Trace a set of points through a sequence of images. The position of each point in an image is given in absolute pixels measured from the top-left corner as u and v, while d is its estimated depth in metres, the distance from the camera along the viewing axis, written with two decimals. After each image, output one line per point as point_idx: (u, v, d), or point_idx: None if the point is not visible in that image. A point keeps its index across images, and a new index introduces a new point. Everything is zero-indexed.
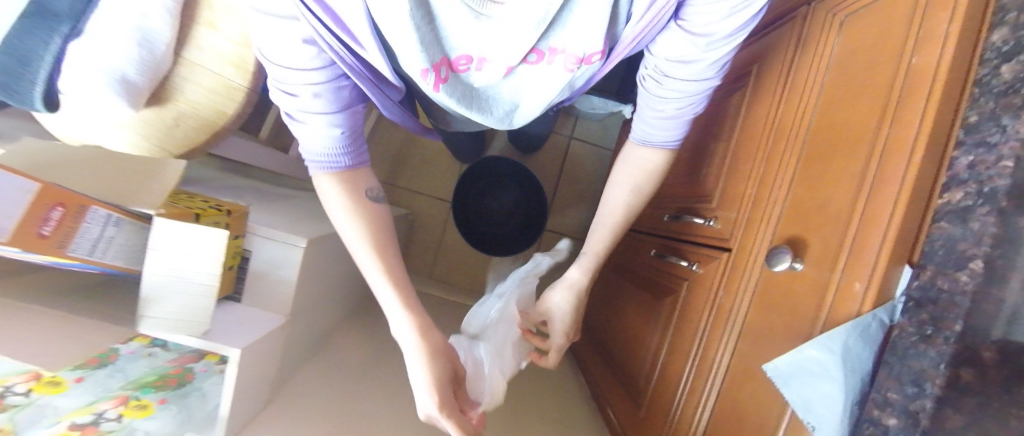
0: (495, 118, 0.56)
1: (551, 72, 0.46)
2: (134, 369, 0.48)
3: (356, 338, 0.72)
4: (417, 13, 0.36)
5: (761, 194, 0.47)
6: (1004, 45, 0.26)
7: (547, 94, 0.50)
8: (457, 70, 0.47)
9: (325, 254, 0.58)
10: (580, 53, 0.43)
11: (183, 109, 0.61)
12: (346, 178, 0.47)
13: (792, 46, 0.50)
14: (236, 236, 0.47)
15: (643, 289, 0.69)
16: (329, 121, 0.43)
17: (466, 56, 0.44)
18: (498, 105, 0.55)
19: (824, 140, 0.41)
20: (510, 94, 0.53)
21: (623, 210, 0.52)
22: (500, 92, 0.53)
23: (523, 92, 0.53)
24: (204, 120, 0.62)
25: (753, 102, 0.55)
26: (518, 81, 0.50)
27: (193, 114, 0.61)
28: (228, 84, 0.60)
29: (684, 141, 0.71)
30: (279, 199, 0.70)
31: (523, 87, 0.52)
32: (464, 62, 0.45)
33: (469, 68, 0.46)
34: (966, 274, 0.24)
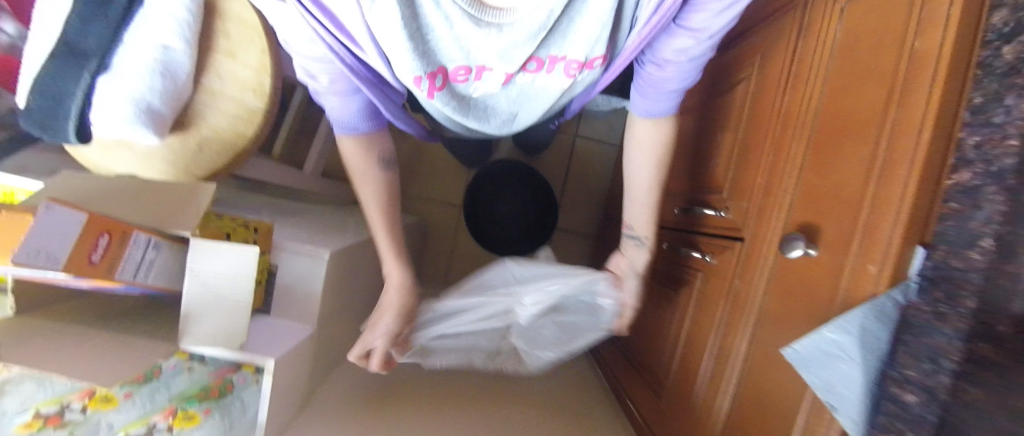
0: (493, 125, 0.59)
1: (551, 79, 0.48)
2: (178, 383, 0.51)
3: None
4: (411, 26, 0.37)
5: (772, 183, 0.48)
6: (1004, 27, 0.27)
7: (542, 95, 0.52)
8: (454, 81, 0.48)
9: (347, 264, 0.60)
10: (582, 59, 0.45)
11: (207, 134, 0.62)
12: (361, 143, 0.52)
13: (793, 34, 0.50)
14: (264, 252, 0.49)
15: (659, 282, 0.70)
16: (344, 96, 0.48)
17: (464, 68, 0.45)
18: (495, 114, 0.57)
19: (830, 127, 0.41)
20: (507, 103, 0.55)
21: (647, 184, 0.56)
22: (499, 101, 0.54)
23: (522, 100, 0.54)
24: (226, 143, 0.64)
25: (758, 93, 0.55)
26: (519, 91, 0.52)
27: (216, 138, 0.63)
28: (246, 107, 0.63)
29: (691, 133, 0.72)
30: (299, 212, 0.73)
31: (523, 96, 0.53)
32: (462, 73, 0.46)
33: (467, 80, 0.47)
34: (977, 252, 0.25)
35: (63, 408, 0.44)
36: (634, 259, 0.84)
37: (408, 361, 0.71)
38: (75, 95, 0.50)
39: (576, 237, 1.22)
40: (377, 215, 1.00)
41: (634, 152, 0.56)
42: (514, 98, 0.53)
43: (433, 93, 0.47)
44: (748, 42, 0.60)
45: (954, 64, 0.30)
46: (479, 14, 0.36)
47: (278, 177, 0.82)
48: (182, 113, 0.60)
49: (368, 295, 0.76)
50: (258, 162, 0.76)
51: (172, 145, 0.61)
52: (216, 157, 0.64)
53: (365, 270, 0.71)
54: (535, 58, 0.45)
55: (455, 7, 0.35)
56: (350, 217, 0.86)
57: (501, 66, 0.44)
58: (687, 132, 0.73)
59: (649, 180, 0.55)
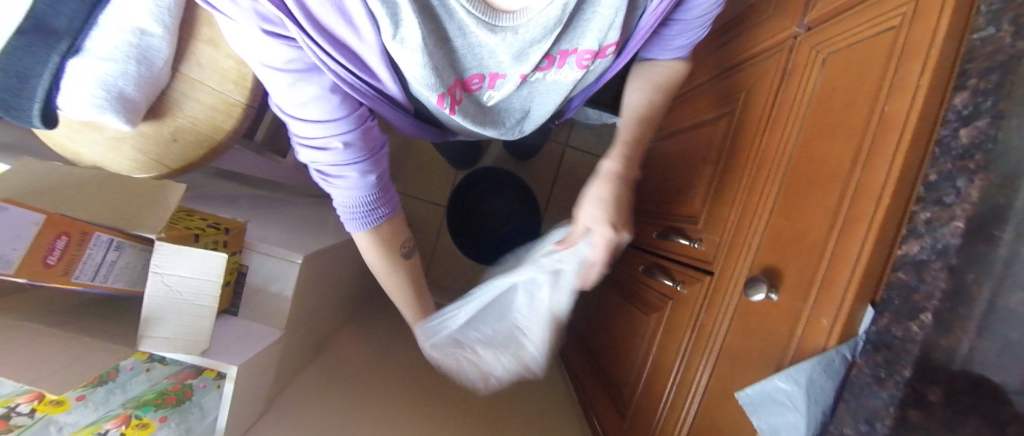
0: (507, 127, 0.59)
1: (566, 73, 0.49)
2: (135, 385, 0.47)
3: (350, 347, 0.74)
4: (429, 41, 0.37)
5: (744, 220, 0.49)
6: (963, 109, 0.28)
7: (556, 90, 0.52)
8: (469, 89, 0.48)
9: (320, 268, 0.59)
10: (596, 47, 0.44)
11: (182, 125, 0.60)
12: (375, 235, 0.50)
13: (777, 77, 0.52)
14: (233, 253, 0.48)
15: (631, 302, 0.71)
16: (334, 128, 0.41)
17: (478, 75, 0.46)
18: (509, 113, 0.57)
19: (802, 175, 0.43)
20: (522, 102, 0.55)
21: (643, 106, 0.56)
22: (509, 103, 0.54)
23: (535, 97, 0.54)
24: (202, 135, 0.62)
25: (739, 128, 0.57)
26: (531, 88, 0.52)
27: (192, 129, 0.61)
28: (225, 100, 0.61)
29: (674, 158, 0.73)
30: (275, 207, 0.71)
31: (536, 93, 0.53)
32: (476, 81, 0.47)
33: (481, 87, 0.48)
34: (916, 324, 0.27)
35: (9, 412, 0.38)
36: (610, 276, 0.86)
37: (377, 367, 0.70)
38: (43, 77, 0.48)
39: None
40: None
41: (634, 84, 0.57)
42: (523, 96, 0.54)
43: (455, 107, 0.47)
44: (736, 75, 0.62)
45: (917, 132, 0.31)
46: (493, 20, 0.36)
47: (258, 168, 0.80)
48: (157, 100, 0.58)
49: (341, 296, 0.75)
50: (236, 152, 0.73)
51: (144, 132, 0.59)
52: (191, 147, 0.62)
53: (340, 272, 0.70)
54: (547, 57, 0.45)
55: (468, 16, 0.35)
56: (329, 214, 0.85)
57: (514, 68, 0.44)
58: (671, 157, 0.75)
59: (642, 101, 0.56)
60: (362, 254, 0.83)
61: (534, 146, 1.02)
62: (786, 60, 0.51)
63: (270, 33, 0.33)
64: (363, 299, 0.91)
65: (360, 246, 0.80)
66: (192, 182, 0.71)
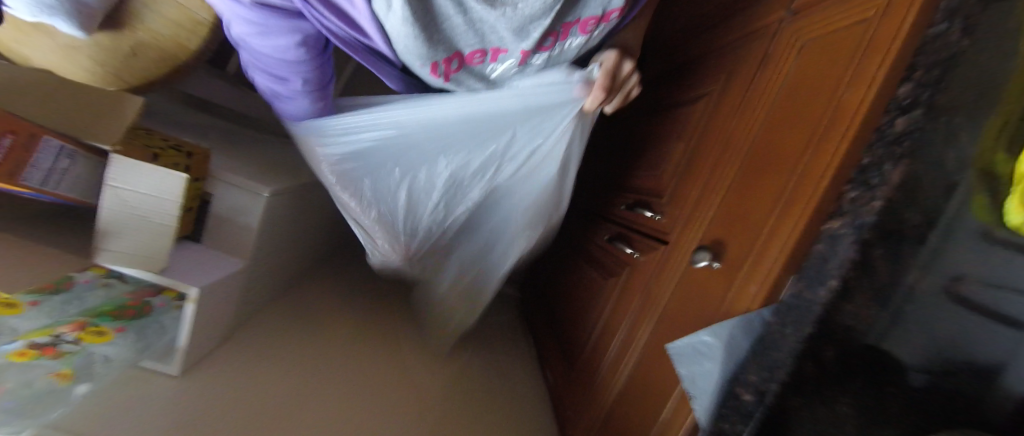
0: None
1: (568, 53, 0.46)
2: (89, 297, 0.41)
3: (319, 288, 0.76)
4: (418, 5, 0.36)
5: (704, 197, 0.51)
6: (904, 100, 0.29)
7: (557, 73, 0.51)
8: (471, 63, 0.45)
9: (289, 204, 0.59)
10: (599, 12, 0.43)
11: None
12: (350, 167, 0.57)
13: (758, 61, 0.52)
14: (196, 178, 0.47)
15: (592, 268, 0.75)
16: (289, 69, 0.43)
17: (480, 50, 0.43)
18: None
19: (762, 157, 0.44)
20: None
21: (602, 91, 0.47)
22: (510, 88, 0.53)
23: None
24: (166, 53, 0.57)
25: (715, 110, 0.58)
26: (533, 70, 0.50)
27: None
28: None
29: (651, 134, 0.75)
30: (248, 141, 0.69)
31: None
32: (479, 56, 0.44)
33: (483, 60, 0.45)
34: (825, 288, 0.30)
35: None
36: (578, 243, 0.89)
37: (342, 311, 0.73)
38: None
39: None
40: None
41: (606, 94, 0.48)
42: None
43: (450, 77, 0.46)
44: (721, 56, 0.62)
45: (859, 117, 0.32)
46: None
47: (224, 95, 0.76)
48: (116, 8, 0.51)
49: (311, 239, 0.76)
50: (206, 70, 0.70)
51: (100, 43, 0.53)
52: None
53: (310, 214, 0.70)
54: (551, 33, 0.43)
55: None
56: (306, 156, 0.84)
57: (516, 45, 0.42)
58: (650, 133, 0.76)
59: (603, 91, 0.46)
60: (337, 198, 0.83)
61: None
62: (768, 45, 0.52)
63: None
64: (334, 246, 0.91)
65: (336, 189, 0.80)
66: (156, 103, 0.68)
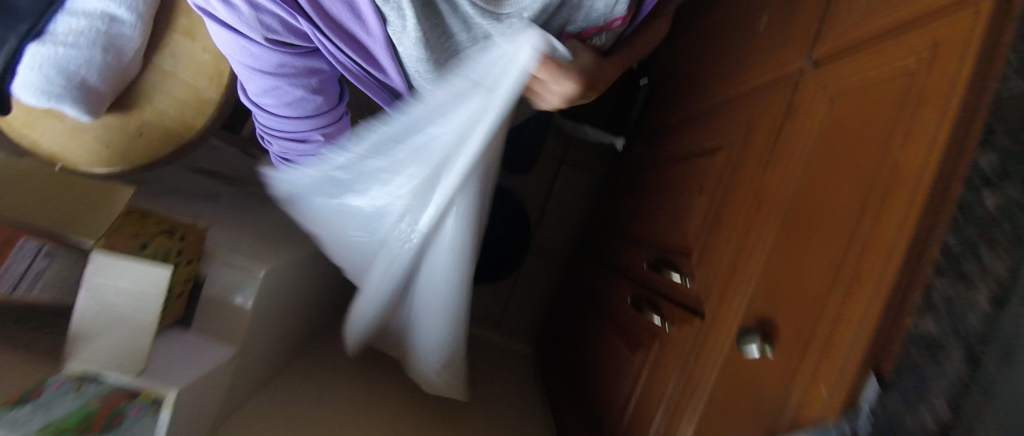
0: None
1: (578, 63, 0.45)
2: (55, 408, 0.31)
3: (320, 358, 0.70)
4: (424, 25, 0.36)
5: (742, 263, 0.45)
6: (990, 172, 0.24)
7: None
8: None
9: (287, 278, 0.56)
10: (601, 21, 0.41)
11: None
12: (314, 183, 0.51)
13: (780, 111, 0.49)
14: (189, 262, 0.45)
15: (615, 333, 0.68)
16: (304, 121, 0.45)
17: None
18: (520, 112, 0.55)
19: (802, 220, 0.39)
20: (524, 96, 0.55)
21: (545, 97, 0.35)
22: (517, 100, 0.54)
23: None
24: (168, 132, 0.57)
25: (739, 163, 0.54)
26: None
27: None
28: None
29: (668, 185, 0.71)
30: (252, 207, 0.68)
31: None
32: None
33: None
34: (930, 413, 0.24)
35: None
36: (596, 300, 0.82)
37: (342, 388, 0.67)
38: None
39: (545, 264, 1.19)
40: None
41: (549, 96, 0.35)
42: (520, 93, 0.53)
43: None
44: (738, 106, 0.59)
45: (920, 180, 0.27)
46: (496, 8, 0.35)
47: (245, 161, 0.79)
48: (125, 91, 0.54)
49: (312, 305, 0.71)
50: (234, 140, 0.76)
51: (110, 124, 0.55)
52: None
53: (311, 281, 0.67)
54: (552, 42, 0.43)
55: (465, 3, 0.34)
56: None
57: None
58: (665, 183, 0.72)
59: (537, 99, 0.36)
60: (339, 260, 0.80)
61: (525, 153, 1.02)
62: (789, 96, 0.48)
63: (265, 25, 0.36)
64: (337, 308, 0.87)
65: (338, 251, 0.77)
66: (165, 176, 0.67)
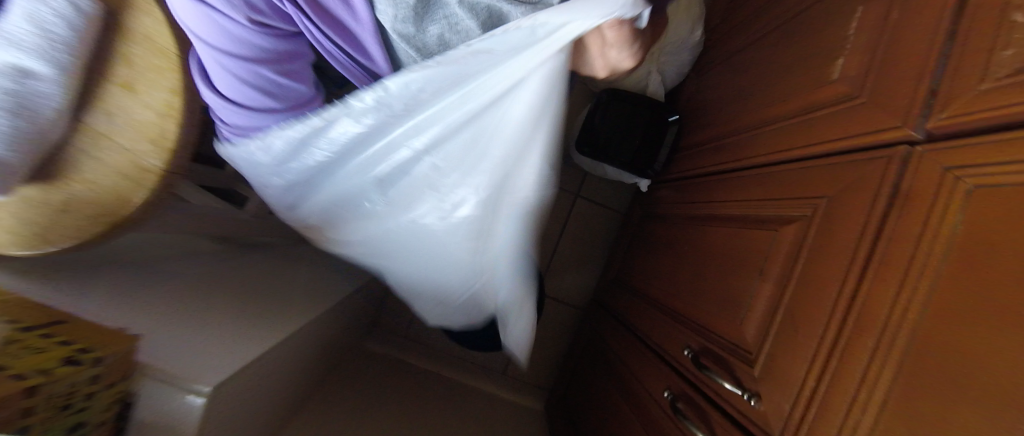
0: None
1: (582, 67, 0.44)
2: None
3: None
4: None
5: (830, 402, 0.34)
6: None
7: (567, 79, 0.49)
8: None
9: (257, 375, 0.46)
10: None
11: (78, 190, 0.39)
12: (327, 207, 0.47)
13: (877, 193, 0.38)
14: (114, 387, 0.34)
15: (646, 429, 0.57)
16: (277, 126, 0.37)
17: None
18: None
19: (925, 369, 0.28)
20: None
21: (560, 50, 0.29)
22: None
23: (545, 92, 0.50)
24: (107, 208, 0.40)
25: (819, 250, 0.42)
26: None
27: (92, 198, 0.39)
28: (137, 163, 0.39)
29: (714, 252, 0.59)
30: (227, 271, 0.58)
31: None
32: None
33: None
34: None
35: None
36: (620, 373, 0.71)
37: None
38: None
39: (561, 308, 1.09)
40: (339, 260, 0.87)
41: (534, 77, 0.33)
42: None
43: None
44: (810, 171, 0.47)
45: None
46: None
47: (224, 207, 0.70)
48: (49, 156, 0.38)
49: (298, 380, 0.61)
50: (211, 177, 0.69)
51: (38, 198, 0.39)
52: (68, 230, 0.39)
53: (292, 360, 0.56)
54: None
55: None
56: (300, 270, 0.73)
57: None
58: (709, 247, 0.61)
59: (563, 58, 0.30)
60: (333, 320, 0.70)
61: None
62: (891, 174, 0.37)
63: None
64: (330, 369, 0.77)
65: (330, 314, 0.67)
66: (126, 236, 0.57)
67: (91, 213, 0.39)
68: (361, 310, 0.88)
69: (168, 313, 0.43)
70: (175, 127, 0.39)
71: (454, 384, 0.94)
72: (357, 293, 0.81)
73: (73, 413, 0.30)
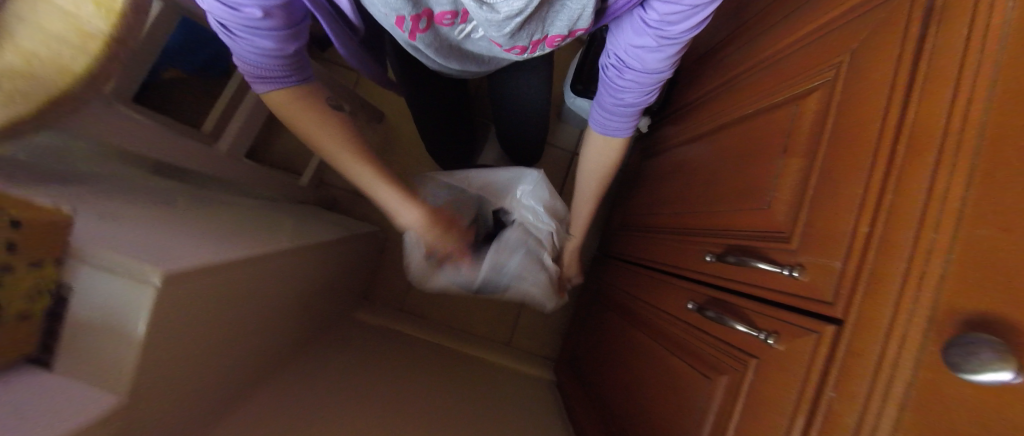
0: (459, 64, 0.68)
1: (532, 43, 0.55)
2: None
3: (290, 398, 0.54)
4: None
5: (894, 237, 0.30)
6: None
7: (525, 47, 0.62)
8: (440, 22, 0.52)
9: (220, 287, 0.40)
10: (565, 32, 0.50)
11: (11, 62, 0.34)
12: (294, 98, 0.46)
13: (902, 27, 0.35)
14: (37, 265, 0.29)
15: (669, 349, 0.52)
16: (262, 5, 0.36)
17: (449, 12, 0.49)
18: (466, 55, 0.65)
19: (1002, 162, 0.25)
20: (484, 50, 0.63)
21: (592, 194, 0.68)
22: (474, 46, 0.62)
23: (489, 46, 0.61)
24: (39, 87, 0.34)
25: (847, 107, 0.38)
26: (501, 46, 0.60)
27: (24, 71, 0.34)
28: (80, 28, 0.34)
29: (723, 156, 0.56)
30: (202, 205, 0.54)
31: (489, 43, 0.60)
32: (446, 16, 0.51)
33: (453, 22, 0.52)
34: None
35: None
36: (631, 310, 0.66)
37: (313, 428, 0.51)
38: None
39: None
40: (323, 218, 0.82)
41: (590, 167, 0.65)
42: (483, 46, 0.61)
43: (416, 33, 0.54)
44: (824, 43, 0.45)
45: None
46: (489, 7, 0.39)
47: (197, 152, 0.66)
48: None
49: (277, 321, 0.56)
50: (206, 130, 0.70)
51: None
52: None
53: (271, 291, 0.51)
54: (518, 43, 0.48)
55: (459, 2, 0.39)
56: (280, 219, 0.68)
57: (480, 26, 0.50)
58: (719, 154, 0.57)
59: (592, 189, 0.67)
60: (316, 270, 0.65)
61: (525, 149, 1.01)
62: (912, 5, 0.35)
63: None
64: (315, 328, 0.71)
65: (313, 257, 0.62)
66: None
67: (26, 88, 0.34)
68: (348, 273, 0.82)
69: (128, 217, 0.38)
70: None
71: (452, 352, 0.88)
72: (345, 249, 0.76)
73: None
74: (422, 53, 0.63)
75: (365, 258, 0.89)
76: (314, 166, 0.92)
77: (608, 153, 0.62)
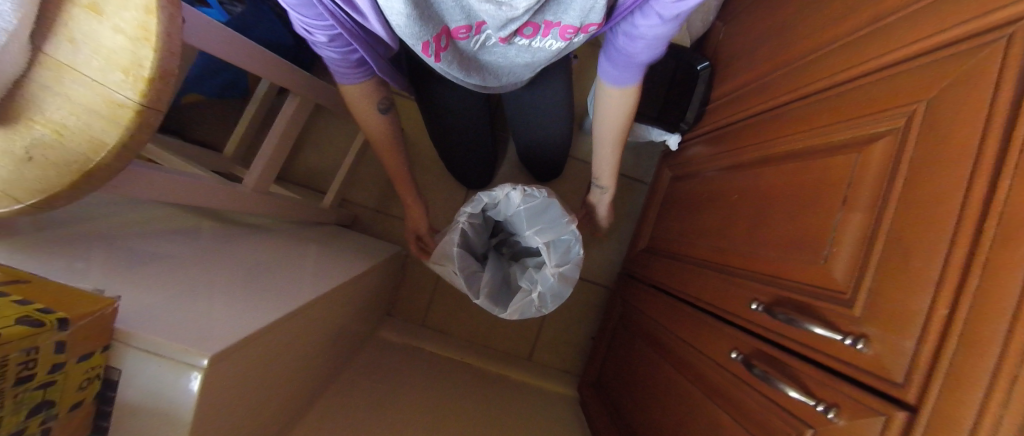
0: (486, 79, 0.65)
1: (546, 41, 0.53)
2: None
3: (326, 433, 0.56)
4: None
5: (978, 325, 0.27)
6: None
7: (542, 54, 0.57)
8: (457, 38, 0.52)
9: (261, 351, 0.40)
10: (577, 24, 0.48)
11: (43, 134, 0.34)
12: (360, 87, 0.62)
13: (991, 80, 0.31)
14: (85, 356, 0.28)
15: (711, 397, 0.51)
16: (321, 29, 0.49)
17: (465, 26, 0.49)
18: (485, 72, 0.63)
19: None
20: (502, 60, 0.60)
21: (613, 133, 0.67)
22: (491, 55, 0.59)
23: (509, 56, 0.59)
24: (69, 158, 0.34)
25: (924, 165, 0.35)
26: (517, 51, 0.56)
27: (58, 144, 0.33)
28: (109, 97, 0.33)
29: (772, 194, 0.53)
30: (236, 251, 0.55)
31: (509, 53, 0.57)
32: (463, 32, 0.50)
33: (468, 37, 0.51)
34: None
35: None
36: (667, 346, 0.65)
37: None
38: None
39: (587, 287, 1.02)
40: (348, 243, 0.82)
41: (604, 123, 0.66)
42: (501, 54, 0.58)
43: (439, 54, 0.52)
44: (890, 85, 0.41)
45: None
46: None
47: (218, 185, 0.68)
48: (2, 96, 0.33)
49: (312, 361, 0.57)
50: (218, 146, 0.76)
51: None
52: (34, 182, 0.34)
53: (305, 337, 0.51)
54: (532, 24, 0.49)
55: None
56: (307, 250, 0.68)
57: (495, 32, 0.48)
58: (765, 192, 0.55)
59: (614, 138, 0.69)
60: (344, 304, 0.65)
61: (547, 164, 1.00)
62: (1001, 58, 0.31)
63: None
64: (345, 355, 0.72)
65: (342, 293, 0.62)
66: (86, 213, 0.50)
67: (61, 162, 0.33)
68: (375, 296, 0.82)
69: (177, 292, 0.39)
70: (152, 52, 0.32)
71: (475, 371, 0.88)
72: (371, 276, 0.76)
73: (37, 385, 0.25)
74: (445, 72, 0.61)
75: (389, 278, 0.89)
76: (336, 186, 0.92)
77: (625, 101, 0.62)
